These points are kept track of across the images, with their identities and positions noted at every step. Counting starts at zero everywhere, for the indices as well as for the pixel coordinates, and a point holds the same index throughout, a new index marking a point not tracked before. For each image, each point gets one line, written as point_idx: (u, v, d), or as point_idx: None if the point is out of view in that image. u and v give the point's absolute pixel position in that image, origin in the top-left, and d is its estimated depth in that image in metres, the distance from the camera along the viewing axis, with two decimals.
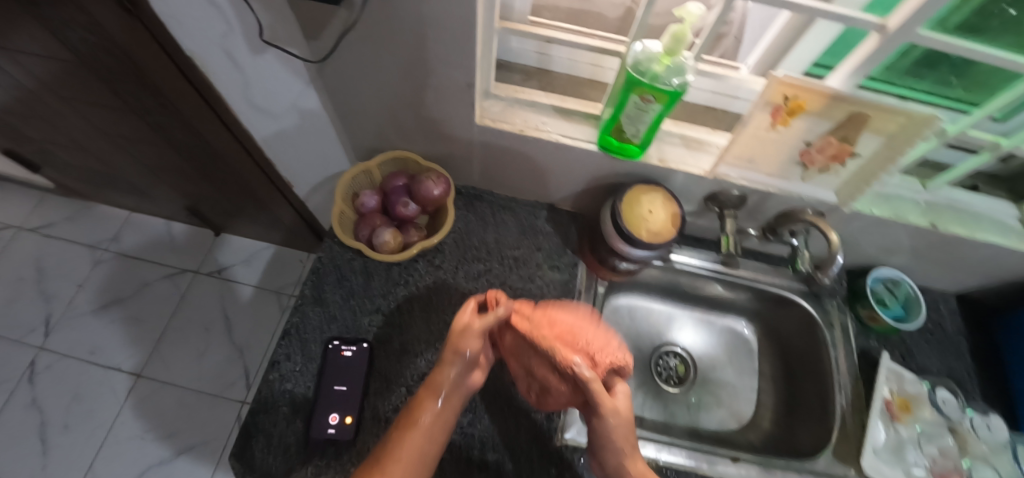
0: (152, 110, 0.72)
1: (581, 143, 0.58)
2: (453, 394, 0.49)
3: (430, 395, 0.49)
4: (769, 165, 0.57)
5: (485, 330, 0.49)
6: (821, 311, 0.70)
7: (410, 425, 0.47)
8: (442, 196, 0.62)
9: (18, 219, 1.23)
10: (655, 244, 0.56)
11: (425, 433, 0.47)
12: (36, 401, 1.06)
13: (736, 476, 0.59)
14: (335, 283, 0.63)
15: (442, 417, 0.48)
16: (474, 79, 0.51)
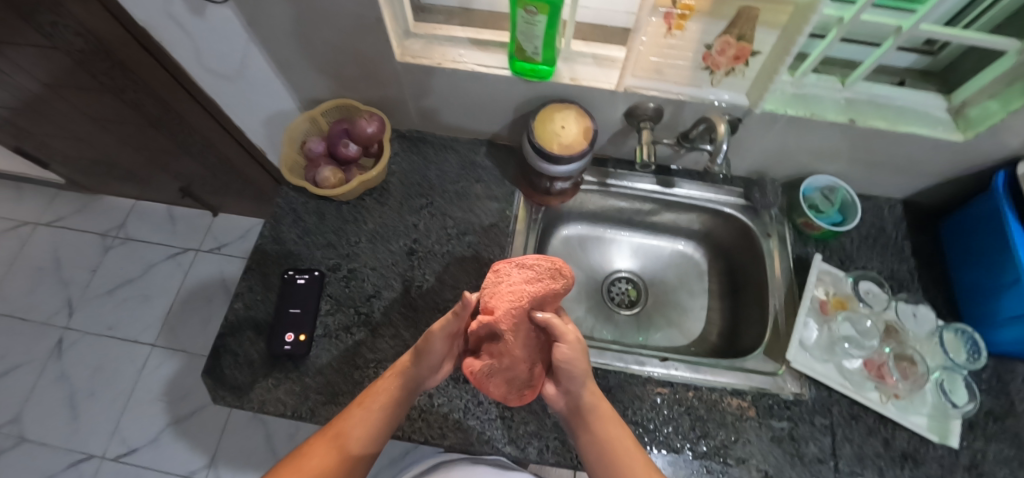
0: (125, 86, 0.79)
1: (495, 70, 0.61)
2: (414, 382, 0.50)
3: (392, 374, 0.50)
4: (677, 74, 0.59)
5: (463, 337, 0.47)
6: (758, 223, 0.72)
7: (373, 395, 0.48)
8: (376, 133, 0.67)
9: (34, 215, 1.33)
10: (564, 155, 0.58)
11: (386, 406, 0.48)
12: (64, 374, 1.17)
13: (663, 374, 0.61)
14: (291, 224, 0.69)
15: (402, 396, 0.49)
16: (381, 14, 0.54)
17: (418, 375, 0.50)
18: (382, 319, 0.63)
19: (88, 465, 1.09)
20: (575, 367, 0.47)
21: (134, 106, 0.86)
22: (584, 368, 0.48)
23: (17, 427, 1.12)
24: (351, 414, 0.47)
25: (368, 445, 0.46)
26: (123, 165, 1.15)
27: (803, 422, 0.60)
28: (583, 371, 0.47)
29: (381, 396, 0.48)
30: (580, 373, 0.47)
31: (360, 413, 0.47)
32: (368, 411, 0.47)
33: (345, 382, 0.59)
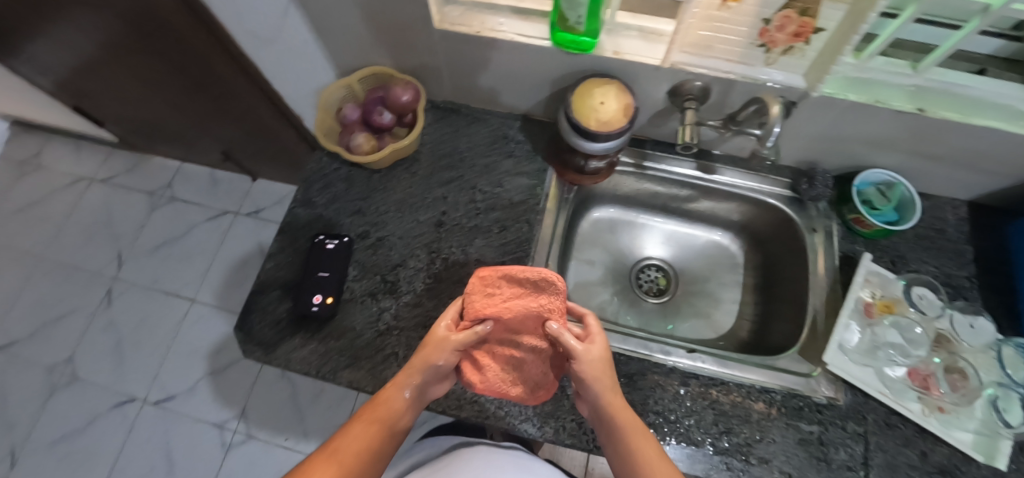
0: (172, 48, 0.81)
1: (535, 41, 0.59)
2: (419, 394, 0.50)
3: (397, 388, 0.49)
4: (727, 50, 0.55)
5: (461, 344, 0.50)
6: (803, 216, 0.68)
7: (376, 411, 0.48)
8: (411, 102, 0.66)
9: (90, 172, 1.40)
10: (602, 132, 0.56)
11: (392, 418, 0.48)
12: (113, 321, 1.25)
13: (689, 366, 0.60)
14: (322, 188, 0.70)
15: (409, 408, 0.49)
16: None
17: (425, 385, 0.50)
18: (406, 288, 0.63)
19: (132, 407, 1.18)
20: (591, 382, 0.47)
21: (179, 68, 0.88)
22: (601, 379, 0.48)
23: (70, 366, 1.21)
24: (354, 427, 0.47)
25: (373, 456, 0.46)
26: (170, 127, 1.20)
27: (834, 427, 0.57)
28: (599, 382, 0.47)
29: (389, 409, 0.48)
30: (597, 382, 0.47)
31: (366, 425, 0.47)
32: (377, 423, 0.47)
33: (367, 347, 0.60)
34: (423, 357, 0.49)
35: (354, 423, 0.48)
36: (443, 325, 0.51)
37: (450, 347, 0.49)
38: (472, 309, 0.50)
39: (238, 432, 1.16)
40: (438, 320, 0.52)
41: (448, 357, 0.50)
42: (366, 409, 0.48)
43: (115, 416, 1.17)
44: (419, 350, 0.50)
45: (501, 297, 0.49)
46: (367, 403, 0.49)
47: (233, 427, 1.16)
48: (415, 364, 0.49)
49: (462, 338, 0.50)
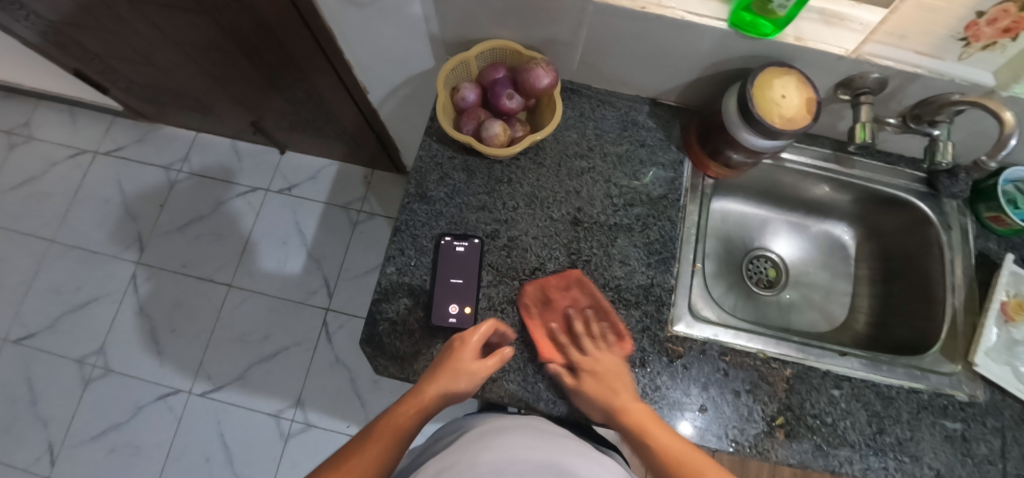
0: (228, 8, 0.69)
1: (708, 20, 0.52)
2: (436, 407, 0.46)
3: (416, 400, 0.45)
4: (923, 43, 0.51)
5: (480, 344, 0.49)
6: (939, 213, 0.66)
7: (388, 427, 0.43)
8: (550, 86, 0.58)
9: (93, 144, 1.29)
10: (790, 130, 0.51)
11: (400, 437, 0.42)
12: (143, 309, 1.17)
13: (844, 368, 0.59)
14: (438, 181, 0.63)
15: (415, 429, 0.44)
16: None
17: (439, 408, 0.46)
18: (548, 294, 0.59)
19: (177, 399, 1.11)
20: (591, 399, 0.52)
21: (229, 29, 0.76)
22: (612, 395, 0.49)
23: (102, 358, 1.13)
24: (371, 449, 0.41)
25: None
26: (195, 93, 1.07)
27: (976, 423, 0.58)
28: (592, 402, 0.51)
29: (405, 427, 0.43)
30: (600, 397, 0.48)
31: (381, 444, 0.41)
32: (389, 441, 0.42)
33: (515, 358, 0.56)
34: (447, 384, 0.46)
35: (369, 439, 0.42)
36: (473, 344, 0.48)
37: (471, 356, 0.48)
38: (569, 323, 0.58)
39: (296, 421, 1.11)
40: (472, 333, 0.49)
41: (471, 387, 0.47)
42: (381, 424, 0.43)
43: (159, 408, 1.11)
44: (443, 373, 0.46)
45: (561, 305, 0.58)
46: (381, 418, 0.44)
47: (290, 416, 1.11)
48: (438, 388, 0.46)
49: (489, 373, 0.48)
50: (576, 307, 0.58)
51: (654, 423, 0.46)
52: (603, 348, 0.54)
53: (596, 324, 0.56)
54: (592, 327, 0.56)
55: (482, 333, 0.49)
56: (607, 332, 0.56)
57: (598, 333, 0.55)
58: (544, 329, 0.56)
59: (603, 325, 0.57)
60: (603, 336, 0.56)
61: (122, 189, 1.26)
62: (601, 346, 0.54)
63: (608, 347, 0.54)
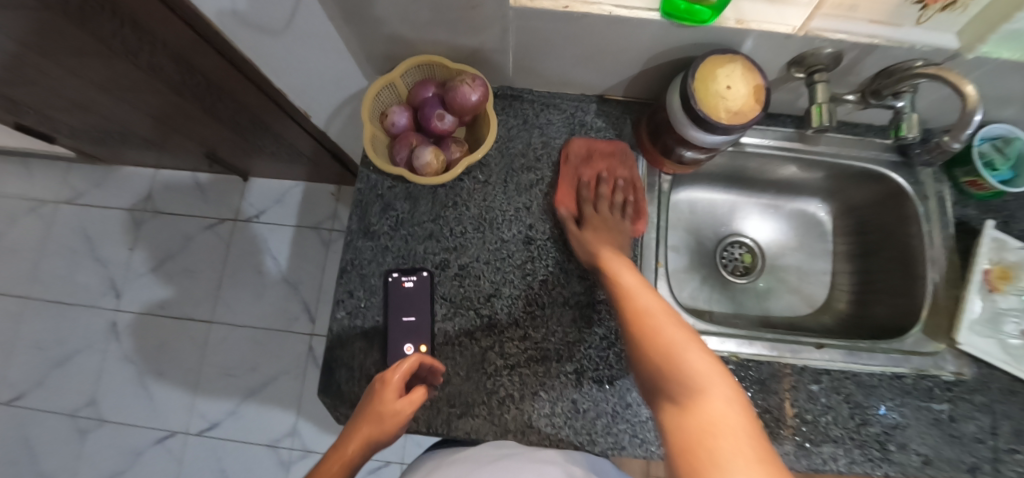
0: (141, 50, 0.64)
1: (640, 13, 0.48)
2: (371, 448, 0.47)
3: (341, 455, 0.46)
4: (876, 10, 0.46)
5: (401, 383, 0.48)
6: (914, 183, 0.62)
7: None
8: (480, 102, 0.55)
9: (52, 193, 1.25)
10: (737, 125, 0.47)
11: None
12: (127, 355, 1.16)
13: (820, 361, 0.56)
14: (381, 213, 0.59)
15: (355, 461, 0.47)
16: None
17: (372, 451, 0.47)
18: (506, 320, 0.56)
19: (174, 441, 1.11)
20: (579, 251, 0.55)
21: (151, 71, 0.71)
22: (607, 249, 0.53)
23: (93, 409, 1.13)
24: None
25: None
26: (140, 132, 1.02)
27: (963, 402, 0.56)
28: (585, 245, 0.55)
29: None
30: (595, 243, 0.54)
31: None
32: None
33: (479, 391, 0.54)
34: (368, 432, 0.45)
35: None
36: (395, 385, 0.47)
37: (391, 398, 0.47)
38: (596, 171, 0.61)
39: (294, 449, 1.11)
40: (391, 377, 0.47)
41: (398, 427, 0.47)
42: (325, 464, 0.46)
43: (158, 452, 1.11)
44: (364, 420, 0.46)
45: (596, 164, 0.61)
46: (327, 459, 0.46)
47: (287, 444, 1.11)
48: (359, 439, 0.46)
49: (412, 411, 0.47)
50: (611, 175, 0.61)
51: (641, 284, 0.49)
52: (617, 214, 0.58)
53: (621, 195, 0.60)
54: (617, 196, 0.59)
55: (404, 370, 0.48)
56: (629, 204, 0.60)
57: (620, 202, 0.59)
58: (573, 179, 0.60)
59: (628, 199, 0.60)
60: (623, 207, 0.59)
61: (89, 237, 1.23)
62: (616, 213, 0.59)
63: (623, 218, 0.58)
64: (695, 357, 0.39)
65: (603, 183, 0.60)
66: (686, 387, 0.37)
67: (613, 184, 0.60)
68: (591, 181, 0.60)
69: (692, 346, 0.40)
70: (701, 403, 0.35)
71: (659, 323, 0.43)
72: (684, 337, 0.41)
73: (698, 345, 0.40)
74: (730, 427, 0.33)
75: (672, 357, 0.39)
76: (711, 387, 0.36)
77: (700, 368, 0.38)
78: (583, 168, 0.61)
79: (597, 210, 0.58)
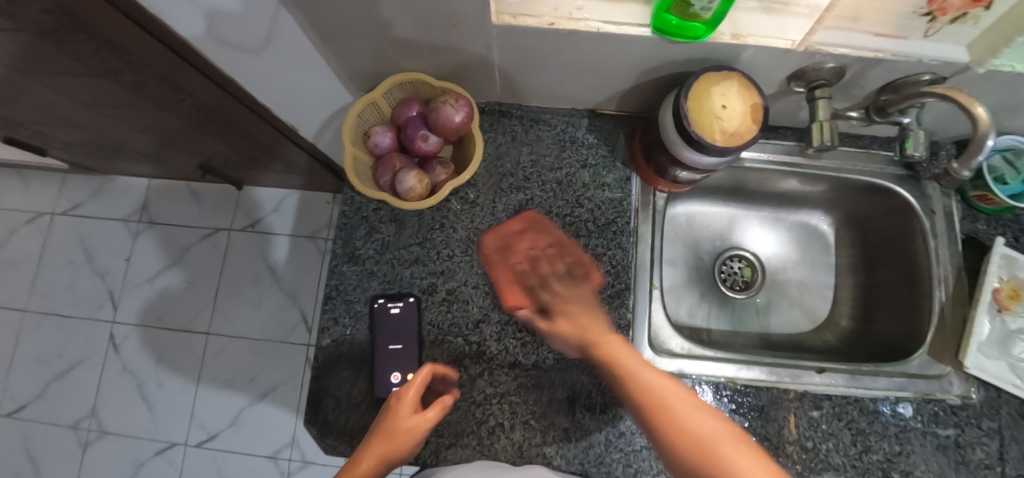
0: (120, 70, 0.62)
1: (630, 29, 0.45)
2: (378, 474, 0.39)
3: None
4: (880, 22, 0.43)
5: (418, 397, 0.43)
6: (921, 197, 0.59)
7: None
8: (464, 123, 0.53)
9: (49, 205, 1.25)
10: (734, 147, 0.45)
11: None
12: (127, 367, 1.16)
13: (820, 387, 0.55)
14: (366, 236, 0.58)
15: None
16: None
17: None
18: (494, 348, 0.55)
19: (175, 452, 1.12)
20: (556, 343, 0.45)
21: (134, 89, 0.70)
22: (581, 331, 0.41)
23: (95, 421, 1.14)
24: None
25: None
26: (131, 145, 1.01)
27: (970, 427, 0.54)
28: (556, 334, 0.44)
29: None
30: (557, 330, 0.43)
31: None
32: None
33: (468, 420, 0.53)
34: (381, 450, 0.39)
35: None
36: (410, 400, 0.42)
37: (409, 412, 0.42)
38: (524, 251, 0.52)
39: (294, 460, 1.11)
40: (405, 393, 0.43)
41: (412, 448, 0.41)
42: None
43: (159, 463, 1.12)
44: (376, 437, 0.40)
45: (518, 248, 0.53)
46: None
47: (287, 455, 1.11)
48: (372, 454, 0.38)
49: (430, 427, 0.42)
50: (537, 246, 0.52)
51: (616, 341, 0.39)
52: (565, 282, 0.47)
53: (560, 261, 0.50)
54: (556, 265, 0.49)
55: (419, 385, 0.43)
56: (573, 267, 0.49)
57: (564, 272, 0.49)
58: (506, 274, 0.52)
59: (568, 261, 0.50)
60: (570, 273, 0.49)
61: (86, 248, 1.23)
62: (567, 281, 0.48)
63: (575, 283, 0.48)
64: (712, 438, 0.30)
65: (547, 259, 0.50)
66: (680, 442, 0.30)
67: (551, 253, 0.51)
68: (523, 264, 0.51)
69: (704, 418, 0.31)
70: None
71: (658, 392, 0.33)
72: (691, 406, 0.32)
73: (710, 415, 0.32)
74: (745, 477, 0.28)
75: (691, 443, 0.30)
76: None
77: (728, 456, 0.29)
78: (513, 259, 0.52)
79: (552, 293, 0.46)
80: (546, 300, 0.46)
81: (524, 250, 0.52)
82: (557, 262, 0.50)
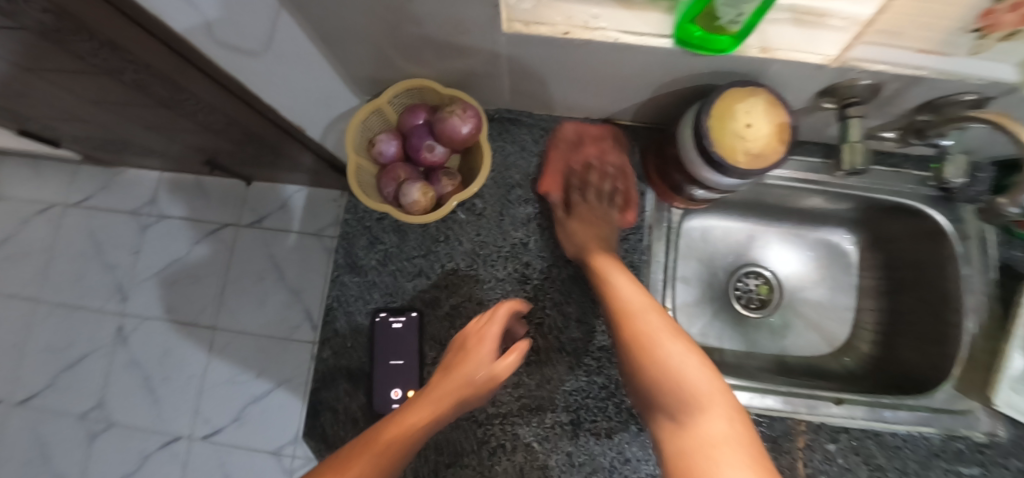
0: (124, 69, 0.61)
1: (651, 40, 0.42)
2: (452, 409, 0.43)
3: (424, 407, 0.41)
4: (923, 37, 0.39)
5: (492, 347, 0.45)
6: (954, 220, 0.56)
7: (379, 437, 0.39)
8: (472, 134, 0.51)
9: (61, 196, 1.26)
10: (757, 170, 0.43)
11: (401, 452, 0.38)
12: (135, 359, 1.17)
13: (839, 418, 0.53)
14: (368, 247, 0.56)
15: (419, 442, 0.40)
16: None
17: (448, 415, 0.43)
18: None
19: (180, 445, 1.13)
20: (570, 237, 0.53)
21: (139, 88, 0.68)
22: (591, 242, 0.52)
23: (103, 412, 1.15)
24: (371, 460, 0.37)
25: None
26: (139, 141, 1.00)
27: (996, 467, 0.51)
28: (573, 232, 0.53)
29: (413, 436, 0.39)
30: (580, 233, 0.53)
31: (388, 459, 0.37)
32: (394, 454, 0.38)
33: (468, 441, 0.51)
34: (459, 388, 0.42)
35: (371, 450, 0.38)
36: (484, 347, 0.45)
37: (486, 356, 0.44)
38: (587, 155, 0.57)
39: (296, 457, 1.11)
40: (483, 341, 0.46)
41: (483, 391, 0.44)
42: (376, 433, 0.39)
43: (165, 455, 1.13)
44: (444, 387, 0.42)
45: (587, 150, 0.58)
46: (378, 431, 0.39)
47: (290, 452, 1.12)
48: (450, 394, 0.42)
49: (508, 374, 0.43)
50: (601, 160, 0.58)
51: (624, 276, 0.50)
52: (604, 202, 0.57)
53: (608, 181, 0.58)
54: (606, 183, 0.58)
55: (495, 329, 0.47)
56: (618, 192, 0.57)
57: (607, 190, 0.58)
58: (562, 165, 0.58)
59: (617, 187, 0.58)
60: (611, 196, 0.58)
61: (96, 240, 1.24)
62: (604, 202, 0.57)
63: (608, 206, 0.57)
64: (680, 358, 0.42)
65: (595, 171, 0.57)
66: (668, 374, 0.41)
67: (601, 170, 0.58)
68: (580, 167, 0.58)
69: (674, 342, 0.43)
70: (697, 407, 0.40)
71: (643, 326, 0.44)
72: (665, 333, 0.44)
73: (679, 338, 0.44)
74: (714, 400, 0.40)
75: (659, 362, 0.42)
76: (705, 397, 0.40)
77: (692, 376, 0.41)
78: (572, 155, 0.58)
79: (585, 197, 0.57)
80: (578, 207, 0.56)
81: (587, 157, 0.58)
82: (604, 180, 0.58)
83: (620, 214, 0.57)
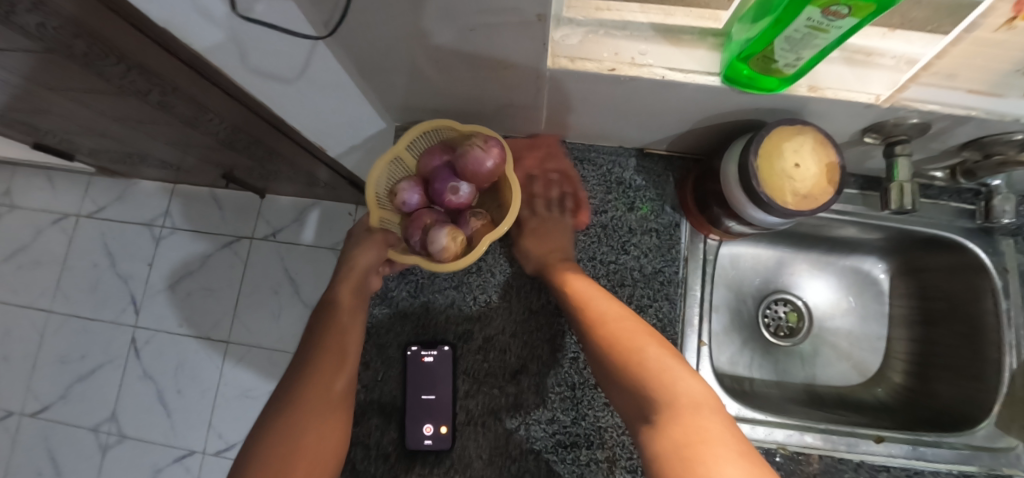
0: (151, 92, 0.61)
1: (698, 77, 0.41)
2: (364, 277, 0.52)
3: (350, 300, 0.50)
4: (976, 79, 0.38)
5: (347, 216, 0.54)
6: (993, 254, 0.56)
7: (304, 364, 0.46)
8: (497, 167, 0.51)
9: (74, 207, 1.26)
10: (807, 211, 0.43)
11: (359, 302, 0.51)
12: (147, 372, 1.17)
13: (880, 456, 0.53)
14: (399, 279, 0.56)
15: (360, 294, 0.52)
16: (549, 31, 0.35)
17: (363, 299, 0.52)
18: (531, 401, 0.52)
19: (193, 459, 1.12)
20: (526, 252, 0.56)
21: (164, 108, 0.68)
22: (547, 253, 0.54)
23: (115, 425, 1.15)
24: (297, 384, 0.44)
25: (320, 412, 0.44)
26: (156, 154, 1.00)
27: None
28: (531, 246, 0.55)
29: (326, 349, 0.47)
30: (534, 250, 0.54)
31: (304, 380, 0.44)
32: (348, 309, 0.50)
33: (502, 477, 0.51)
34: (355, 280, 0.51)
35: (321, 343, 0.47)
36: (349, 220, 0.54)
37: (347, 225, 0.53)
38: (529, 166, 0.59)
39: None
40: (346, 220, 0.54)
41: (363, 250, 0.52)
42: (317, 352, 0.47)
43: (178, 469, 1.12)
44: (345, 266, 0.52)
45: (529, 162, 0.59)
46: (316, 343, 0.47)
47: None
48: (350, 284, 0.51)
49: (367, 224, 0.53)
50: (543, 168, 0.59)
51: (599, 296, 0.49)
52: (553, 210, 0.58)
53: (555, 189, 0.59)
54: (552, 191, 0.59)
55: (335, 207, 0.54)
56: (563, 198, 0.59)
57: (557, 198, 0.59)
58: None
59: (566, 192, 0.59)
60: (561, 202, 0.59)
61: (110, 252, 1.23)
62: (555, 209, 0.59)
63: (562, 212, 0.58)
64: (656, 363, 0.41)
65: (538, 182, 0.59)
66: (640, 375, 0.40)
67: (546, 178, 0.59)
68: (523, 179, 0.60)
69: (651, 346, 0.42)
70: (672, 409, 0.37)
71: (617, 330, 0.44)
72: (642, 337, 0.44)
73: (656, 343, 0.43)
74: (693, 400, 0.37)
75: (633, 358, 0.42)
76: (683, 397, 0.37)
77: (669, 375, 0.39)
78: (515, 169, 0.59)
79: (536, 210, 0.58)
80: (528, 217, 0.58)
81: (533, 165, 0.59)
82: (549, 187, 0.59)
83: (573, 218, 0.58)
